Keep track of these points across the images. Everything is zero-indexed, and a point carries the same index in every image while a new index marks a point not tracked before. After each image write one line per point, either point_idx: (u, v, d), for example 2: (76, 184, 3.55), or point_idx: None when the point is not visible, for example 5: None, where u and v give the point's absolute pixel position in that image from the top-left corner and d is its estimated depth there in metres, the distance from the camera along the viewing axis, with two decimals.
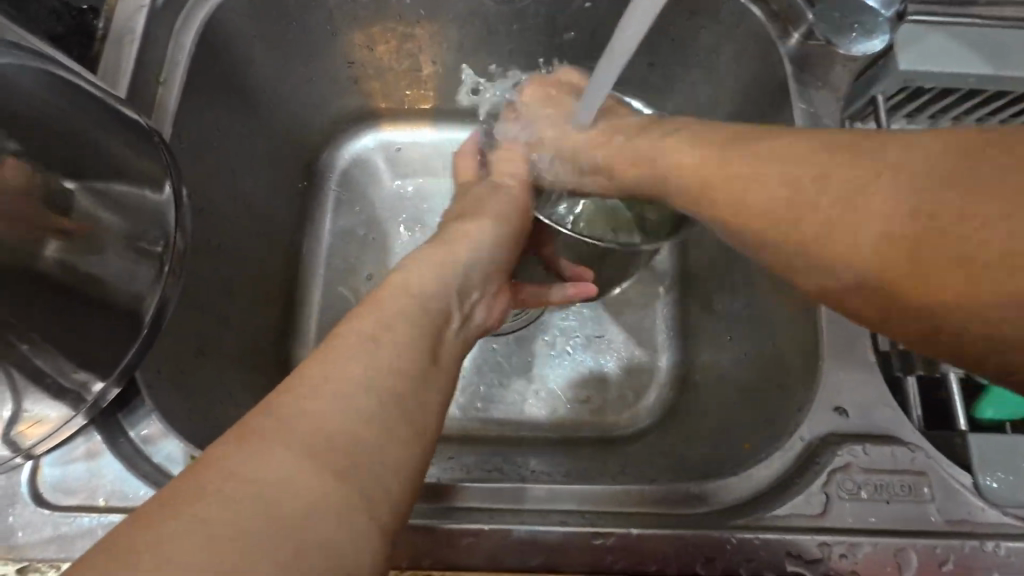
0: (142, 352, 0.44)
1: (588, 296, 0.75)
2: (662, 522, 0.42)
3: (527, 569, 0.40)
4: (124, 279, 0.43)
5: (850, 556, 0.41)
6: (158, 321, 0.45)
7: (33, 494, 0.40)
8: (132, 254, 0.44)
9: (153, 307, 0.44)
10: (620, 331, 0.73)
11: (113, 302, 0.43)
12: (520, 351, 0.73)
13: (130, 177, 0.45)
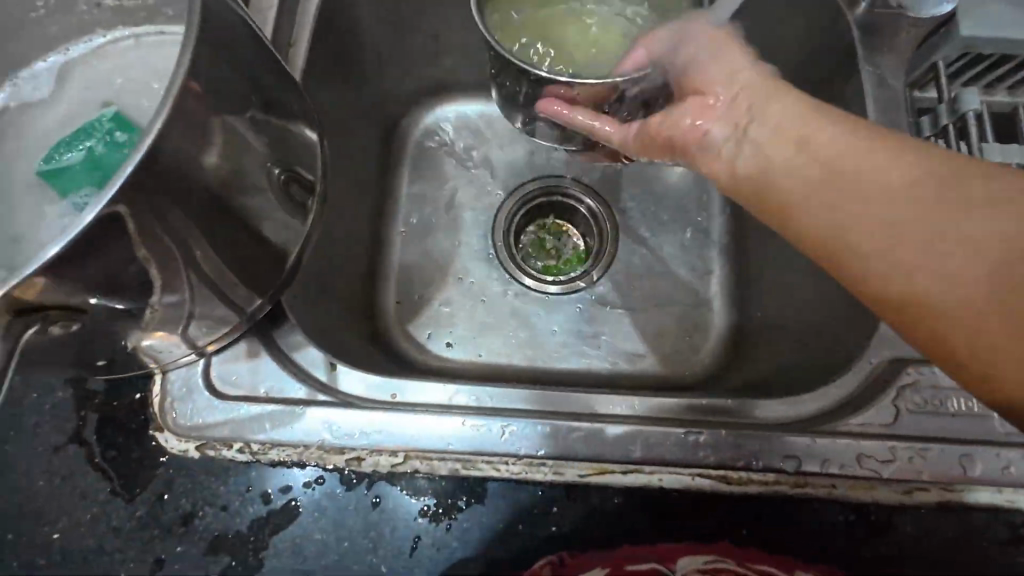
0: (285, 285, 0.50)
1: (642, 264, 0.88)
2: (749, 425, 0.47)
3: (628, 461, 0.45)
4: (283, 221, 0.47)
5: (920, 460, 0.45)
6: (296, 265, 0.51)
7: (206, 383, 0.47)
8: (292, 197, 0.48)
9: (295, 254, 0.50)
10: (668, 292, 0.87)
11: (273, 240, 0.47)
12: (587, 318, 0.85)
13: (293, 123, 0.48)
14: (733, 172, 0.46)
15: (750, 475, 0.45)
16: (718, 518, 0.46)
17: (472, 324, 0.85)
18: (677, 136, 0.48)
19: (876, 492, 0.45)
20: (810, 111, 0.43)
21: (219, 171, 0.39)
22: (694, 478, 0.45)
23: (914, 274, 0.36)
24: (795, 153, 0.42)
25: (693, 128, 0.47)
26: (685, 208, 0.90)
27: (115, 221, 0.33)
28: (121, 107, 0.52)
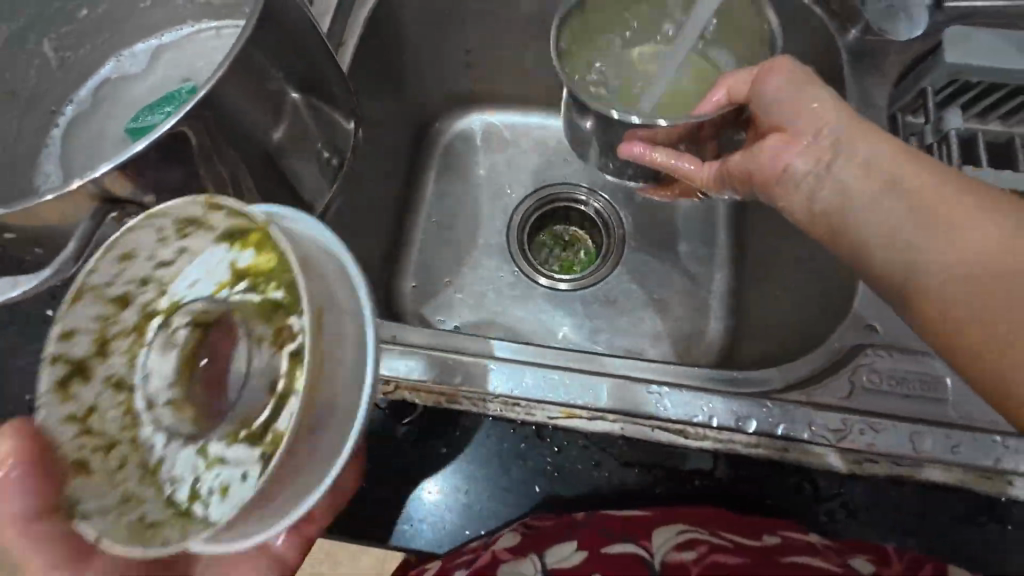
0: None
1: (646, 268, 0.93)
2: (708, 388, 0.50)
3: (595, 409, 0.49)
4: (311, 180, 0.55)
5: (871, 433, 0.48)
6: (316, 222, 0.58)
7: None
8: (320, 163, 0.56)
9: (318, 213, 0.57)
10: (670, 296, 0.91)
11: (300, 192, 0.55)
12: (589, 313, 0.91)
13: (337, 106, 0.56)
14: (812, 202, 0.49)
15: (707, 432, 0.49)
16: (678, 476, 0.49)
17: (478, 310, 0.91)
18: (758, 169, 0.52)
19: (826, 458, 0.48)
20: (898, 156, 0.46)
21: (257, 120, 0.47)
22: (654, 430, 0.49)
23: (972, 305, 0.39)
24: (883, 191, 0.45)
25: (776, 164, 0.51)
26: (688, 220, 0.95)
27: (178, 139, 0.42)
28: (197, 82, 0.62)
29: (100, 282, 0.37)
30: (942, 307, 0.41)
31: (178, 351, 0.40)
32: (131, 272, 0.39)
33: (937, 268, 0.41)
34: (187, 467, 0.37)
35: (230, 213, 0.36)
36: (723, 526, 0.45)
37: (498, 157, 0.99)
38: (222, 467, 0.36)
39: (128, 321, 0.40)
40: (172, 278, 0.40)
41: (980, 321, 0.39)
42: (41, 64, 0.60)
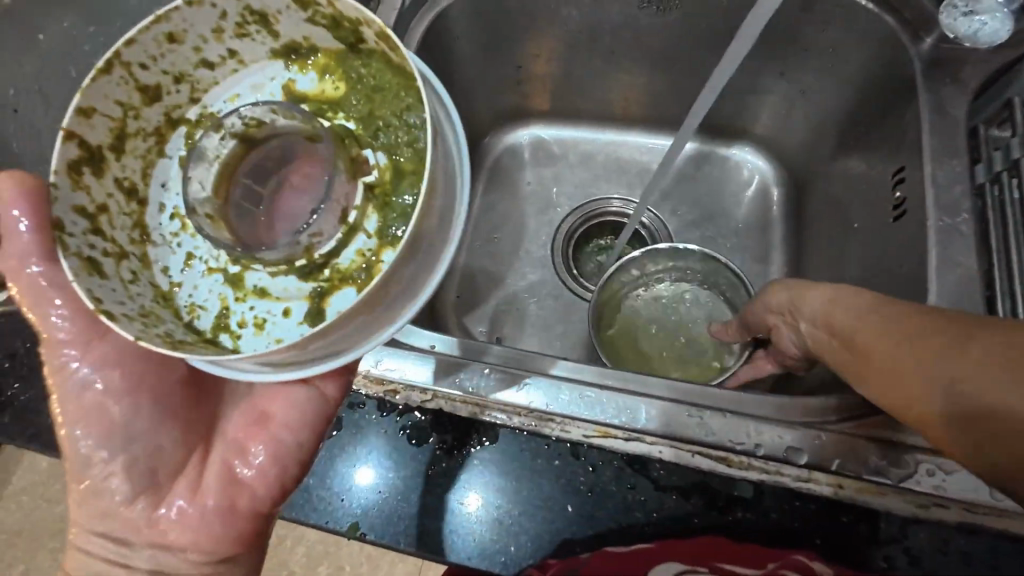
0: None
1: None
2: (753, 415, 0.47)
3: (632, 429, 0.48)
4: None
5: (940, 475, 0.44)
6: None
7: None
8: None
9: None
10: None
11: None
12: None
13: None
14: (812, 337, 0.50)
15: (751, 462, 0.46)
16: (720, 508, 0.47)
17: (520, 321, 0.91)
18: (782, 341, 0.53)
19: (884, 498, 0.44)
20: (833, 293, 0.49)
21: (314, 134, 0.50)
22: (693, 456, 0.47)
23: (960, 419, 0.38)
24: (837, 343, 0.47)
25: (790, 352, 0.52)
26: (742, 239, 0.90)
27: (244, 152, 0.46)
28: None
29: (132, 63, 0.42)
30: (940, 423, 0.39)
31: (216, 166, 0.47)
32: (169, 60, 0.44)
33: (915, 388, 0.40)
34: (216, 300, 0.45)
35: (325, 4, 0.42)
36: (723, 559, 0.44)
37: (547, 170, 1.00)
38: (259, 298, 0.44)
39: (148, 122, 0.45)
40: (204, 85, 0.47)
41: (974, 430, 0.37)
42: None
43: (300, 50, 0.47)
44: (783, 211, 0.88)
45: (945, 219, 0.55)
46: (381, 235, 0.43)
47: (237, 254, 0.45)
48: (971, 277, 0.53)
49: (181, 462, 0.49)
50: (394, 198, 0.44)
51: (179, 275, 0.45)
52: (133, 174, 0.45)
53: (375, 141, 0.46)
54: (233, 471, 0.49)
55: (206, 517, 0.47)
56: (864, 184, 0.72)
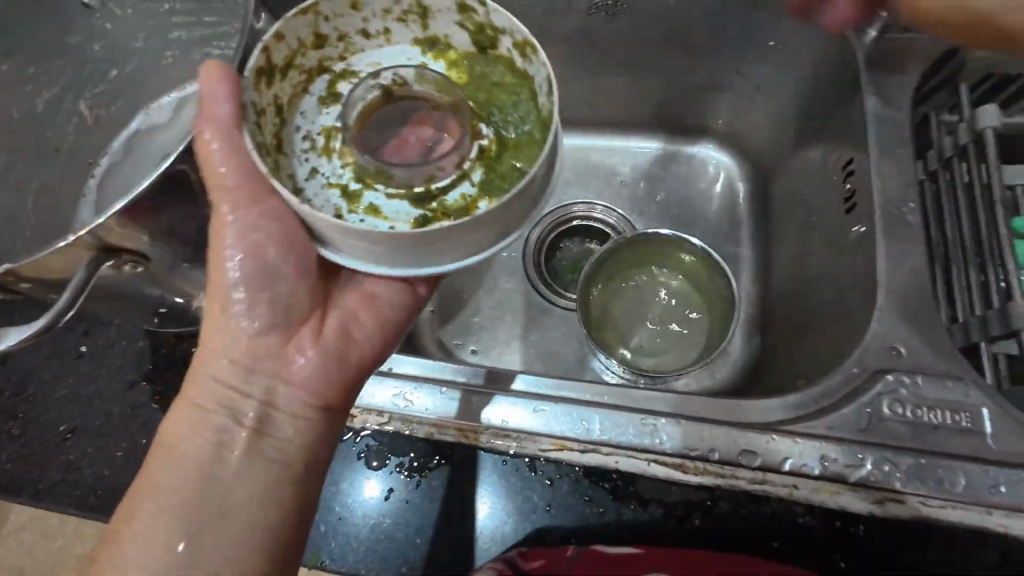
0: None
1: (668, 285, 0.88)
2: (706, 418, 0.47)
3: (586, 440, 0.47)
4: None
5: (893, 470, 0.43)
6: None
7: None
8: None
9: None
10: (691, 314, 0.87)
11: None
12: None
13: None
14: None
15: (706, 467, 0.46)
16: (679, 516, 0.47)
17: (495, 333, 0.89)
18: None
19: (841, 497, 0.44)
20: None
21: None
22: (649, 463, 0.46)
23: None
24: None
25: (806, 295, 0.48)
26: (712, 236, 0.88)
27: (181, 173, 0.44)
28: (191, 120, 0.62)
29: (324, 13, 0.45)
30: None
31: (358, 108, 0.47)
32: (340, 21, 0.46)
33: None
34: (331, 207, 0.44)
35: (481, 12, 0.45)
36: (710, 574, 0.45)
37: None
38: (369, 216, 0.44)
39: (307, 61, 0.47)
40: (355, 49, 0.49)
41: None
42: (78, 121, 0.65)
43: (441, 43, 0.49)
44: (749, 206, 0.88)
45: (894, 211, 0.55)
46: (483, 188, 0.45)
47: (362, 175, 0.46)
48: (921, 268, 0.53)
49: (306, 314, 0.47)
50: (501, 164, 0.46)
51: (302, 182, 0.45)
52: (276, 100, 0.46)
53: (490, 119, 0.47)
54: (344, 332, 0.48)
55: (324, 368, 0.47)
56: (824, 176, 0.71)
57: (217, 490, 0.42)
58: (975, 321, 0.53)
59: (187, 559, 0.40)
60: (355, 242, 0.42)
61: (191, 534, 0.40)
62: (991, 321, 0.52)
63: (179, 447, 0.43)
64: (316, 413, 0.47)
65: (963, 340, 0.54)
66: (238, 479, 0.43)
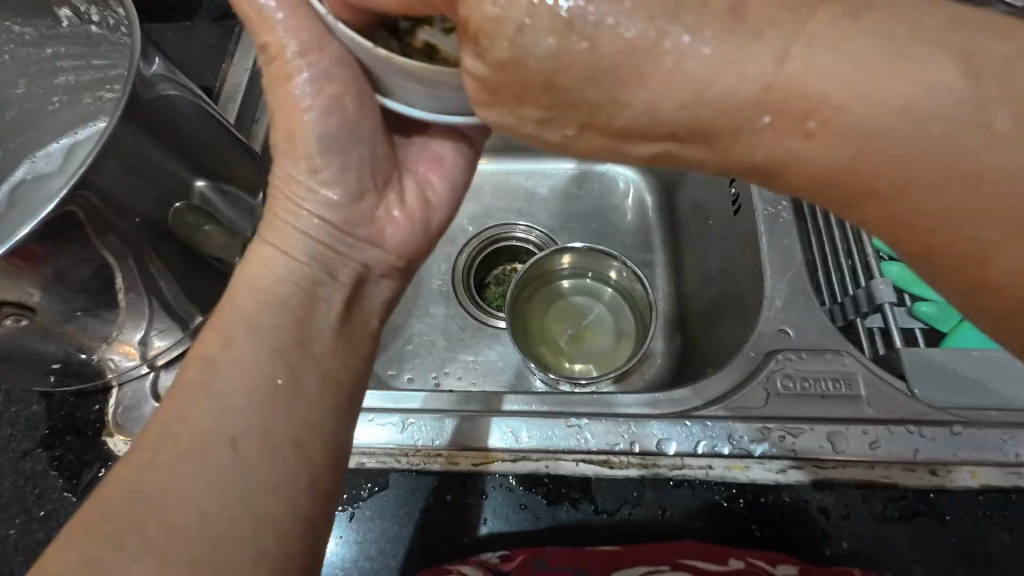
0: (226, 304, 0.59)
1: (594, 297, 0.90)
2: (625, 415, 0.50)
3: (515, 449, 0.49)
4: (226, 253, 0.57)
5: (790, 438, 0.48)
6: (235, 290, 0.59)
7: (153, 391, 0.56)
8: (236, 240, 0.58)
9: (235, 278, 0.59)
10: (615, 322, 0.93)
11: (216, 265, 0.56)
12: None
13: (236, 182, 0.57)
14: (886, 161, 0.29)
15: (630, 460, 0.48)
16: (611, 511, 0.48)
17: (430, 359, 0.89)
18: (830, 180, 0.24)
19: (751, 471, 0.47)
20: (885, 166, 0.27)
21: (145, 202, 0.47)
22: (577, 463, 0.48)
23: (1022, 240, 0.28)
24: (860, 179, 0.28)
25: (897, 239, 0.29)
26: (628, 248, 0.94)
27: (68, 217, 0.42)
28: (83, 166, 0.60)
29: None
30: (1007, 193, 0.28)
31: None
32: None
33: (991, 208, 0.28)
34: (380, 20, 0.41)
35: None
36: (682, 555, 0.44)
37: None
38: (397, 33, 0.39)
39: None
40: None
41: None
42: None
43: None
44: (658, 217, 0.94)
45: (772, 210, 0.62)
46: None
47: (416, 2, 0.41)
48: (799, 258, 0.59)
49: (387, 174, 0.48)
50: None
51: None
52: None
53: None
54: (423, 196, 0.50)
55: (406, 232, 0.49)
56: (715, 184, 0.78)
57: (310, 353, 0.42)
58: (849, 302, 0.59)
59: (292, 389, 0.40)
60: (415, 94, 0.38)
61: (291, 371, 0.40)
62: (860, 300, 0.58)
63: (264, 289, 0.43)
64: (399, 274, 0.50)
65: (841, 320, 0.60)
66: (331, 351, 0.43)
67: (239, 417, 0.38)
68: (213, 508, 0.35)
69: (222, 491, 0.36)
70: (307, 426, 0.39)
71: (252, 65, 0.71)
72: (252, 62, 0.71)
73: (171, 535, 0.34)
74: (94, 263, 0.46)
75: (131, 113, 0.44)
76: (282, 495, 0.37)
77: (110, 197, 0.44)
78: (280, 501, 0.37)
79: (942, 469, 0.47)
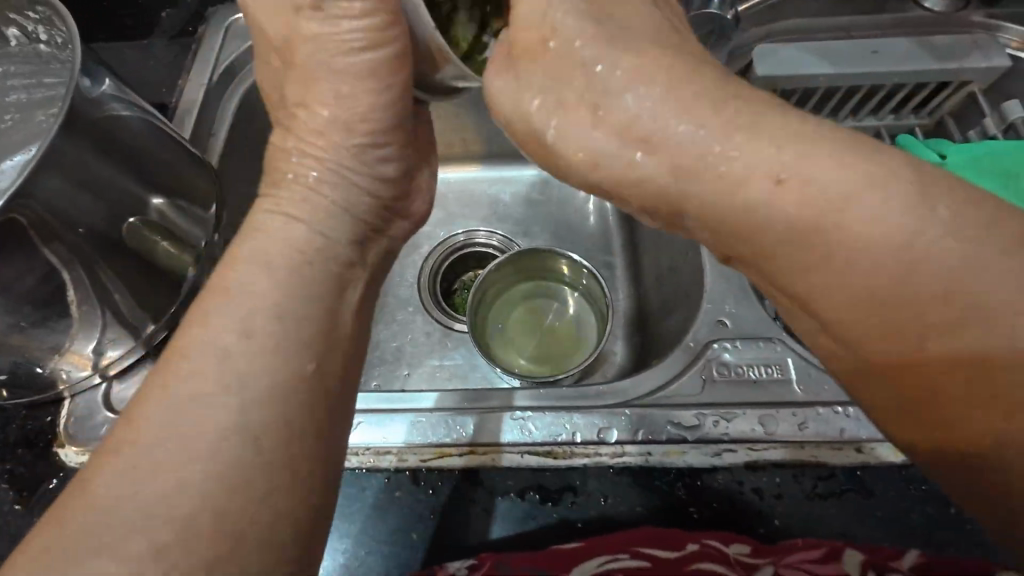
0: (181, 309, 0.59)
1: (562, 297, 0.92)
2: (568, 407, 0.52)
3: (463, 443, 0.51)
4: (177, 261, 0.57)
5: (723, 423, 0.50)
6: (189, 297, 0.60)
7: (105, 400, 0.56)
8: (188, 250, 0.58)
9: (188, 285, 0.59)
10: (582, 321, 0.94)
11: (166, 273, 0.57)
12: None
13: (187, 197, 0.58)
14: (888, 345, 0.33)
15: (573, 449, 0.50)
16: (555, 500, 0.49)
17: (396, 365, 0.90)
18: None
19: (687, 456, 0.49)
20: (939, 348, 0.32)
21: (92, 216, 0.48)
22: (522, 455, 0.50)
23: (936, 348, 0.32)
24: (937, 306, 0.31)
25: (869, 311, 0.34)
26: (589, 251, 0.96)
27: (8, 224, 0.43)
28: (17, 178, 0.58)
29: None
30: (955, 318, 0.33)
31: None
32: None
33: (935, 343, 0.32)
34: None
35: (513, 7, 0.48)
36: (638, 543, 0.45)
37: None
38: None
39: None
40: None
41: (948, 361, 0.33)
42: None
43: None
44: (618, 218, 0.96)
45: None
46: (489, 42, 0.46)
47: None
48: None
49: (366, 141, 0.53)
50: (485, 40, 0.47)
51: None
52: None
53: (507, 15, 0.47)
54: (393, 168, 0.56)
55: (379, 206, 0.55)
56: None
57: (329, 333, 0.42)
58: None
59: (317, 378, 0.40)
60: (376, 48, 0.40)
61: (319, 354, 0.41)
62: None
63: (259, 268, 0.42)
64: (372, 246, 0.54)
65: None
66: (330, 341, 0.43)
67: (254, 413, 0.37)
68: (230, 509, 0.34)
69: (238, 495, 0.35)
70: (326, 430, 0.40)
71: (208, 81, 0.71)
72: (209, 78, 0.71)
73: (182, 535, 0.33)
74: (38, 271, 0.47)
75: (75, 127, 0.45)
76: (298, 491, 0.37)
77: (56, 210, 0.45)
78: (278, 504, 0.36)
79: (868, 446, 0.49)
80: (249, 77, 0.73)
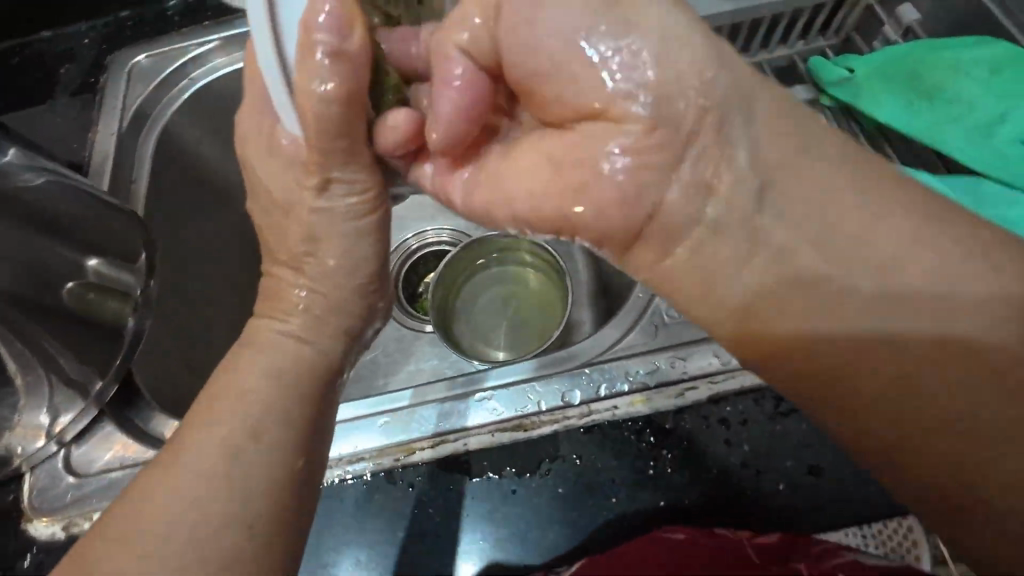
0: (127, 359, 0.56)
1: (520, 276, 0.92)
2: (529, 377, 0.52)
3: (432, 434, 0.51)
4: (109, 312, 0.57)
5: (680, 363, 0.51)
6: (133, 348, 0.57)
7: (65, 466, 0.54)
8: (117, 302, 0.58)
9: (130, 333, 0.57)
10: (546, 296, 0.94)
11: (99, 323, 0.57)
12: None
13: (112, 253, 0.59)
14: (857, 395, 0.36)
15: (541, 418, 0.51)
16: (532, 470, 0.49)
17: (373, 377, 0.89)
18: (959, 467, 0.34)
19: (652, 402, 0.50)
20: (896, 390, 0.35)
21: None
22: (493, 433, 0.51)
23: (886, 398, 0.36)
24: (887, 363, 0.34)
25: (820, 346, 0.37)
26: None
27: None
28: None
29: None
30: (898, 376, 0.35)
31: None
32: None
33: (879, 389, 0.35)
34: None
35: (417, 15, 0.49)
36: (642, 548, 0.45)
37: None
38: None
39: None
40: None
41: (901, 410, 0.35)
42: None
43: None
44: None
45: None
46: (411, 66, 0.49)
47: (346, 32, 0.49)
48: None
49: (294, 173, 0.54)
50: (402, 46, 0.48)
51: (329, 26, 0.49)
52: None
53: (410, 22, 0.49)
54: None
55: None
56: None
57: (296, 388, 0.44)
58: None
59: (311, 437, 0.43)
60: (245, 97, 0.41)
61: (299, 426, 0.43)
62: None
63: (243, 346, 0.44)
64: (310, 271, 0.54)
65: None
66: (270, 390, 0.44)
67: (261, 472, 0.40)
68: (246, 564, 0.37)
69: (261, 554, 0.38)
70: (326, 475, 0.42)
71: (118, 128, 0.68)
72: (118, 125, 0.68)
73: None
74: None
75: None
76: None
77: None
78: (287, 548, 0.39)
79: None
80: (162, 117, 0.70)
